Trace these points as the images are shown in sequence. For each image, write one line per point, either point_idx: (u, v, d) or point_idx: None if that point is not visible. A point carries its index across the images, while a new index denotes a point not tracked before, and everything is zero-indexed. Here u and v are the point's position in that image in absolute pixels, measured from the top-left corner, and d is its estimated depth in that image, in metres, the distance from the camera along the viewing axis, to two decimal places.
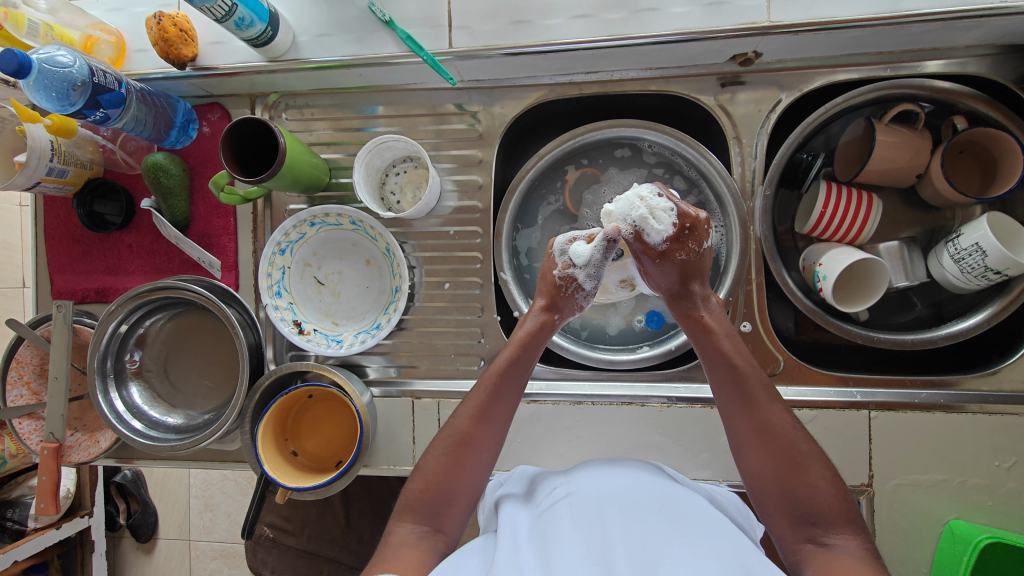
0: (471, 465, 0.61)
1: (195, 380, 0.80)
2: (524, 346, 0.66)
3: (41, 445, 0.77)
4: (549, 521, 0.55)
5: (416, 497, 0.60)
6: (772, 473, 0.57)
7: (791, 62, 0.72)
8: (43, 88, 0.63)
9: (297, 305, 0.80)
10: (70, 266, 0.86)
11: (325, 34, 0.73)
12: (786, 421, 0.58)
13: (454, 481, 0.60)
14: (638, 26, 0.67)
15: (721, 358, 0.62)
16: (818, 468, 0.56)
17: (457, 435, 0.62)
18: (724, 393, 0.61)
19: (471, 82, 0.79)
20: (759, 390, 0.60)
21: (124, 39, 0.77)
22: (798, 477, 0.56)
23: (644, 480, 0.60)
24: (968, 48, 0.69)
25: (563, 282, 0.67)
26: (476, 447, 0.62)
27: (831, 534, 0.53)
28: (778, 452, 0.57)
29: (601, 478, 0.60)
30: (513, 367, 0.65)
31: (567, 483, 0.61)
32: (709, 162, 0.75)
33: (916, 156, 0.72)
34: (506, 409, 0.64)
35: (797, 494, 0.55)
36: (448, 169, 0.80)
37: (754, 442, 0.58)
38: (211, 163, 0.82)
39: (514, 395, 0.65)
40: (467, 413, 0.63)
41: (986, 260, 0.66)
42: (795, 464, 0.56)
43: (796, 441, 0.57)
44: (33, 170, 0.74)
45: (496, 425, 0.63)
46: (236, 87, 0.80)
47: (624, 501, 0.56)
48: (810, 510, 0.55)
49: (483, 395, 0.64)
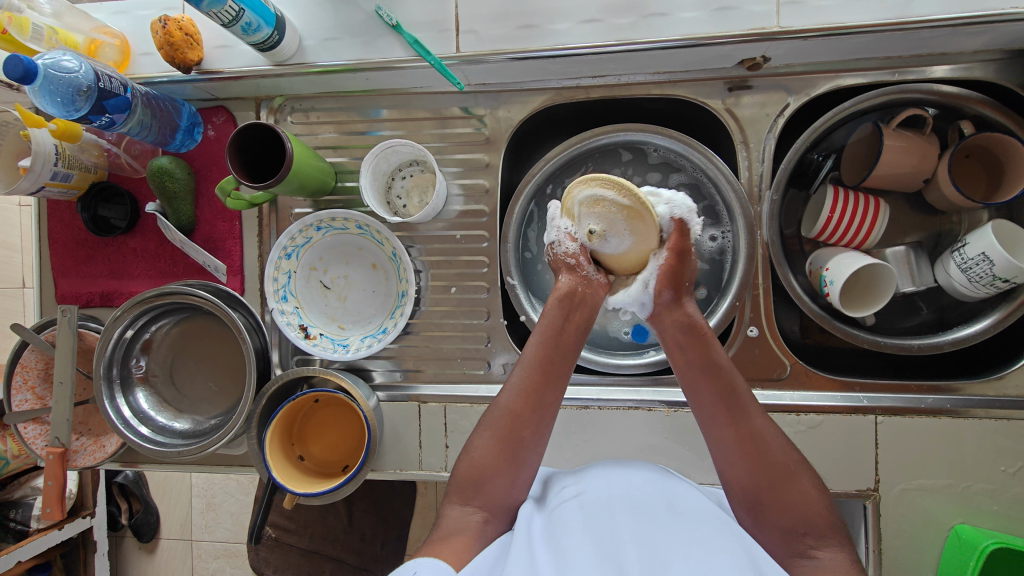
0: (522, 442, 0.60)
1: (201, 384, 0.80)
2: (566, 314, 0.64)
3: (47, 450, 0.78)
4: (560, 521, 0.55)
5: (466, 476, 0.60)
6: (757, 485, 0.56)
7: (799, 66, 0.72)
8: (48, 94, 0.63)
9: (303, 309, 0.80)
10: (74, 270, 0.86)
11: (331, 38, 0.73)
12: (773, 434, 0.57)
13: (509, 458, 0.60)
14: (646, 31, 0.67)
15: (705, 369, 0.60)
16: (806, 480, 0.56)
17: (506, 411, 0.61)
18: (707, 403, 0.59)
19: (477, 86, 0.78)
20: (745, 398, 0.59)
21: (128, 42, 0.77)
22: (793, 492, 0.55)
23: (658, 483, 0.60)
24: (976, 53, 0.69)
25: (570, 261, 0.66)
26: (526, 422, 0.60)
27: (819, 546, 0.52)
28: (762, 463, 0.56)
29: (611, 479, 0.60)
30: (560, 338, 0.63)
31: (577, 484, 0.61)
32: (716, 166, 0.75)
33: (924, 160, 0.72)
34: (558, 381, 0.62)
35: (784, 505, 0.54)
36: (454, 173, 0.80)
37: (740, 450, 0.57)
38: (216, 167, 0.82)
39: (565, 367, 0.63)
40: (515, 389, 0.62)
41: (994, 269, 0.66)
42: (783, 478, 0.55)
43: (781, 451, 0.57)
44: (38, 175, 0.73)
45: (548, 401, 0.61)
46: (242, 90, 0.80)
47: (634, 503, 0.56)
48: (811, 520, 0.54)
49: (528, 370, 0.62)
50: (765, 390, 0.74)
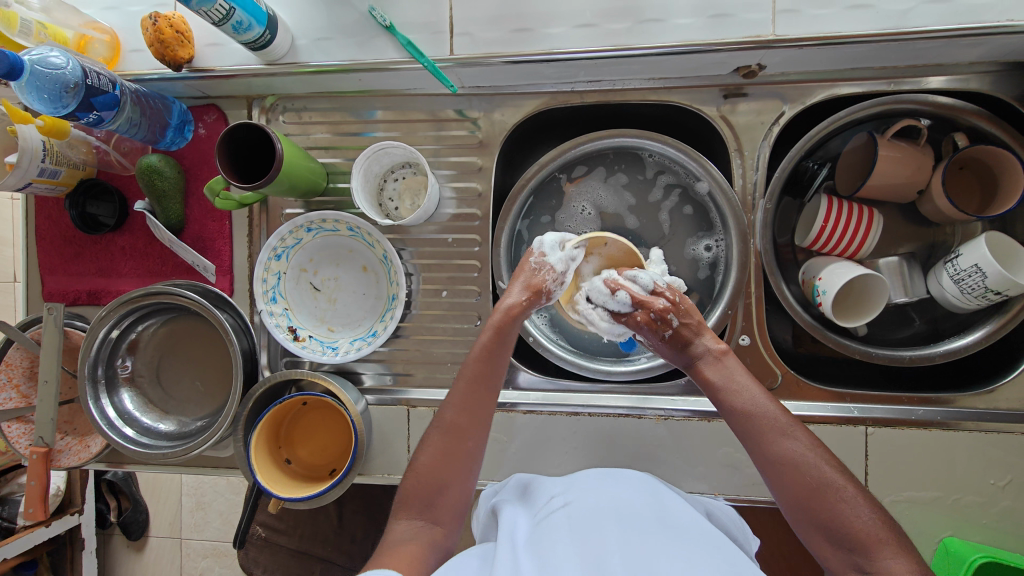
0: (464, 453, 0.60)
1: (188, 385, 0.78)
2: (501, 331, 0.63)
3: (30, 450, 0.77)
4: (545, 529, 0.55)
5: (411, 491, 0.59)
6: (796, 503, 0.54)
7: (795, 75, 0.72)
8: (35, 90, 0.62)
9: (292, 311, 0.79)
10: (61, 267, 0.85)
11: (324, 38, 0.72)
12: (802, 452, 0.54)
13: (451, 474, 0.59)
14: (641, 37, 0.66)
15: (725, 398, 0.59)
16: (847, 494, 0.52)
17: (445, 425, 0.61)
18: (737, 430, 0.58)
19: (471, 89, 0.78)
20: (772, 415, 0.56)
21: (119, 38, 0.75)
22: (827, 505, 0.52)
23: (644, 492, 0.60)
24: (971, 64, 0.69)
25: (540, 266, 0.66)
26: (464, 434, 0.61)
27: (877, 559, 0.49)
28: (797, 482, 0.53)
29: (598, 488, 0.60)
30: (493, 354, 0.63)
31: (564, 492, 0.61)
32: (710, 173, 0.74)
33: (918, 171, 0.72)
34: (489, 394, 0.62)
35: (825, 522, 0.52)
36: (447, 176, 0.80)
37: (773, 473, 0.55)
38: (206, 165, 0.81)
39: (498, 379, 0.63)
40: (451, 402, 0.62)
41: (987, 281, 0.66)
42: (816, 493, 0.52)
43: (814, 466, 0.53)
44: (25, 171, 0.73)
45: (483, 411, 0.62)
46: (233, 89, 0.79)
47: (622, 514, 0.55)
48: (854, 532, 0.51)
49: (463, 383, 0.62)
50: None
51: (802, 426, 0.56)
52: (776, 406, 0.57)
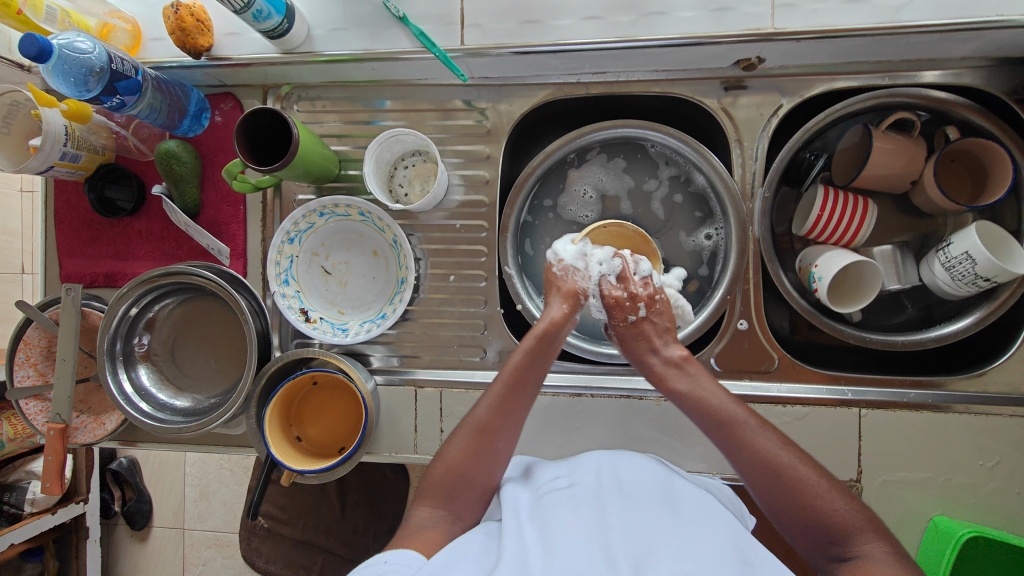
0: (492, 453, 0.62)
1: (202, 364, 0.80)
2: (542, 338, 0.65)
3: (48, 426, 0.80)
4: (548, 507, 0.58)
5: (436, 481, 0.62)
6: (774, 502, 0.57)
7: (793, 68, 0.74)
8: (61, 74, 0.64)
9: (304, 293, 0.81)
10: (78, 250, 0.88)
11: (339, 28, 0.74)
12: (778, 450, 0.57)
13: (477, 472, 0.61)
14: (645, 29, 0.69)
15: (692, 405, 0.62)
16: (824, 488, 0.55)
17: (475, 424, 0.63)
18: (710, 434, 0.61)
19: (480, 80, 0.80)
20: (740, 418, 0.59)
21: (140, 27, 0.78)
22: (803, 499, 0.55)
23: (647, 471, 0.62)
24: (963, 59, 0.71)
25: (561, 272, 0.71)
26: (495, 436, 0.62)
27: (853, 548, 0.53)
28: (774, 482, 0.56)
29: (602, 467, 0.62)
30: (530, 365, 0.64)
31: (568, 472, 0.63)
32: (710, 164, 0.77)
33: (912, 162, 0.74)
34: (527, 397, 0.64)
35: (804, 516, 0.55)
36: (455, 164, 0.82)
37: (751, 476, 0.58)
38: (222, 152, 0.84)
39: (534, 387, 0.65)
40: (485, 404, 0.63)
41: (976, 268, 0.68)
42: (795, 489, 0.56)
43: (788, 465, 0.56)
44: (48, 154, 0.75)
45: (517, 415, 0.63)
46: (249, 77, 0.81)
47: (623, 493, 0.58)
48: (832, 523, 0.54)
49: (501, 387, 0.64)
50: (753, 382, 0.76)
51: (768, 425, 0.59)
52: (745, 410, 0.60)
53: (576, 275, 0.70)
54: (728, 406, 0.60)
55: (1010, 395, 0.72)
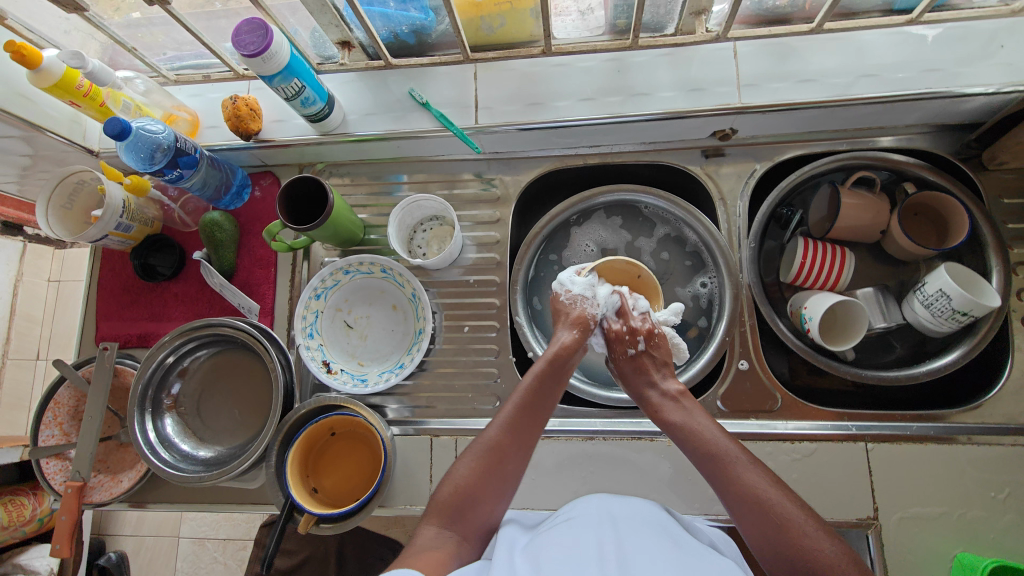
0: (502, 475, 0.64)
1: (225, 415, 0.83)
2: (554, 364, 0.70)
3: (66, 484, 0.81)
4: (543, 536, 0.61)
5: (446, 501, 0.62)
6: (763, 542, 0.56)
7: (763, 138, 0.86)
8: (133, 150, 0.75)
9: (326, 346, 0.86)
10: (116, 313, 0.94)
11: (370, 114, 0.87)
12: (767, 489, 0.58)
13: (485, 492, 0.63)
14: (633, 107, 0.81)
15: (687, 437, 0.65)
16: (810, 529, 0.55)
17: (489, 443, 0.65)
18: (701, 468, 0.63)
19: (490, 155, 0.91)
20: (729, 454, 0.61)
21: (198, 118, 0.90)
22: (792, 538, 0.55)
23: (647, 510, 0.65)
24: (909, 127, 0.83)
25: (570, 300, 0.77)
26: (506, 457, 0.65)
27: None
28: (762, 519, 0.57)
29: (600, 505, 0.66)
30: (538, 392, 0.68)
31: (568, 510, 0.66)
32: (699, 219, 0.86)
33: (878, 215, 0.83)
34: (540, 423, 0.68)
35: (792, 556, 0.54)
36: (468, 227, 0.91)
37: (740, 512, 0.58)
38: (259, 221, 0.93)
39: (545, 414, 0.69)
40: (498, 424, 0.67)
41: (952, 303, 0.74)
42: (785, 527, 0.55)
43: (777, 502, 0.57)
44: (105, 224, 0.84)
45: (526, 439, 0.66)
46: (288, 157, 0.93)
47: (622, 523, 0.61)
48: (815, 563, 0.53)
49: (513, 407, 0.67)
50: (758, 421, 0.78)
51: (762, 466, 0.61)
52: (740, 447, 0.62)
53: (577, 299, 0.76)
54: (720, 442, 0.62)
55: (1008, 425, 0.75)
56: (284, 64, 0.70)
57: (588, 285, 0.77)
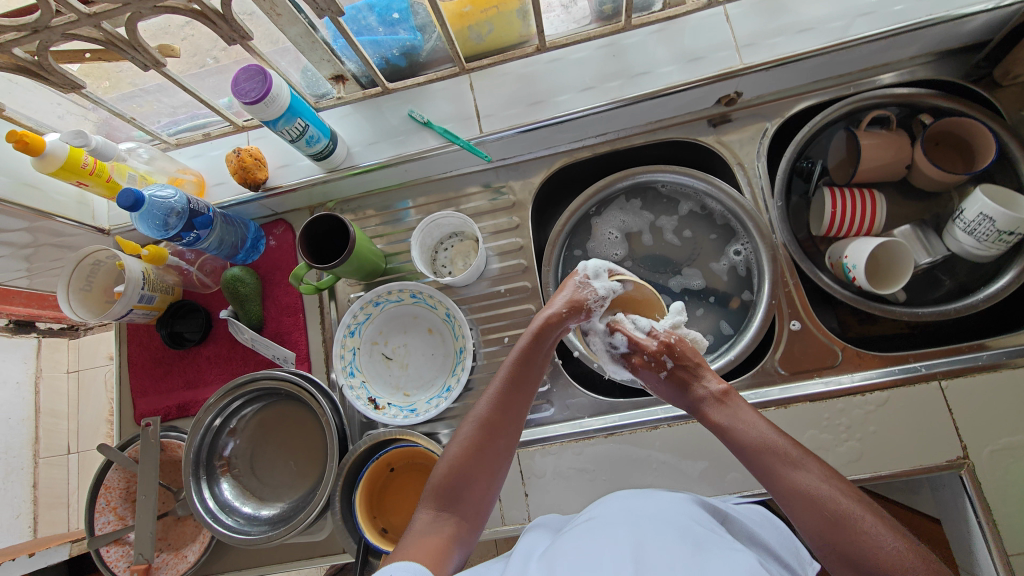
0: (494, 450, 0.65)
1: (281, 469, 0.81)
2: (539, 335, 0.69)
3: (132, 568, 0.79)
4: (561, 541, 0.59)
5: (440, 482, 0.63)
6: (819, 539, 0.54)
7: (768, 96, 0.85)
8: (148, 219, 0.74)
9: (369, 383, 0.85)
10: (151, 387, 0.92)
11: (373, 143, 0.86)
12: (818, 485, 0.55)
13: (478, 470, 0.64)
14: (634, 88, 0.80)
15: (733, 438, 0.61)
16: (865, 522, 0.52)
17: (480, 420, 0.65)
18: (750, 468, 0.60)
19: (498, 162, 0.91)
20: (772, 453, 0.58)
21: (203, 177, 0.89)
22: (847, 535, 0.52)
23: (672, 505, 0.63)
24: (913, 58, 0.82)
25: (580, 289, 0.72)
26: (498, 432, 0.65)
27: None
28: (814, 515, 0.54)
29: (623, 506, 0.63)
30: (527, 364, 0.68)
31: (589, 511, 0.65)
32: (720, 187, 0.84)
33: (900, 151, 0.81)
34: (526, 394, 0.68)
35: (849, 553, 0.51)
36: (489, 237, 0.90)
37: (795, 510, 0.55)
38: (278, 270, 0.92)
39: (533, 384, 0.69)
40: (489, 400, 0.67)
41: (996, 225, 0.72)
42: (837, 523, 0.52)
43: (830, 497, 0.54)
44: (129, 297, 0.83)
45: (517, 413, 0.67)
46: (298, 201, 0.92)
47: (641, 518, 0.59)
48: (874, 561, 0.50)
49: (503, 383, 0.67)
50: (823, 379, 0.76)
51: (812, 459, 0.57)
52: (788, 443, 0.59)
53: (589, 294, 0.71)
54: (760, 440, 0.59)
55: None
56: (287, 105, 0.69)
57: (611, 289, 0.72)
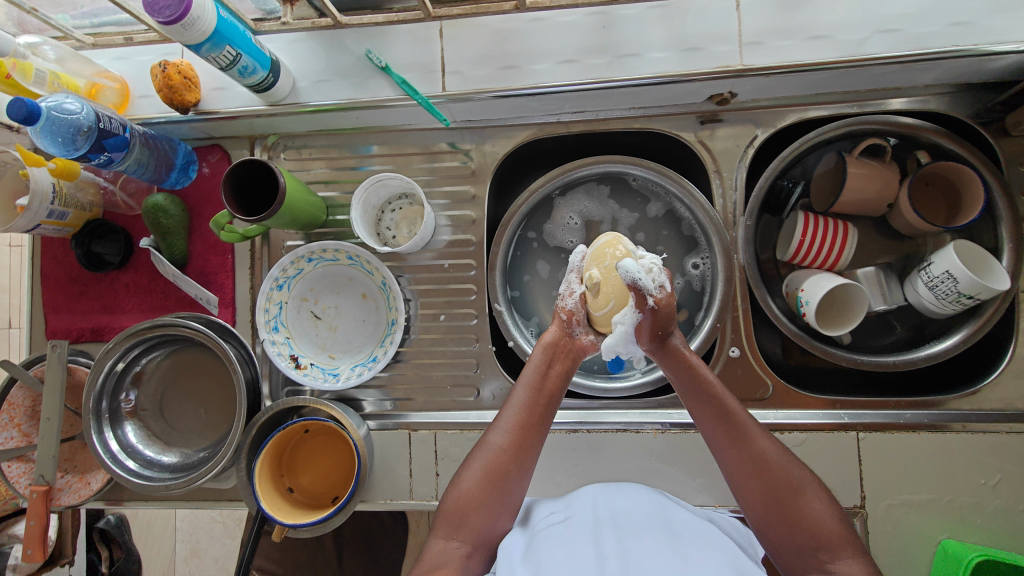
0: (510, 479, 0.60)
1: (190, 415, 0.79)
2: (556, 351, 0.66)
3: (30, 489, 0.77)
4: (544, 537, 0.59)
5: (453, 510, 0.59)
6: (760, 501, 0.58)
7: (764, 101, 0.77)
8: (49, 134, 0.65)
9: (294, 340, 0.81)
10: (65, 306, 0.87)
11: (324, 80, 0.76)
12: (774, 453, 0.59)
13: (494, 498, 0.59)
14: (621, 70, 0.71)
15: (704, 395, 0.61)
16: (812, 493, 0.58)
17: (496, 450, 0.61)
18: (709, 429, 0.62)
19: (463, 123, 0.82)
20: (747, 424, 0.60)
21: (128, 85, 0.80)
22: (794, 505, 0.57)
23: (643, 501, 0.64)
24: (927, 86, 0.74)
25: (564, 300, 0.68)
26: (513, 459, 0.60)
27: (837, 559, 0.55)
28: (765, 481, 0.58)
29: (598, 500, 0.64)
30: (544, 389, 0.63)
31: (564, 508, 0.64)
32: (691, 194, 0.78)
33: (886, 186, 0.76)
34: (546, 417, 0.63)
35: (791, 518, 0.57)
36: (442, 205, 0.83)
37: (742, 474, 0.59)
38: (210, 203, 0.84)
39: (554, 408, 0.64)
40: (505, 427, 0.62)
41: (958, 286, 0.69)
42: (787, 494, 0.58)
43: (783, 467, 0.59)
44: (34, 213, 0.75)
45: (537, 439, 0.62)
46: (237, 129, 0.83)
47: (619, 520, 0.59)
48: (816, 533, 0.56)
49: (518, 410, 0.62)
50: (749, 410, 0.76)
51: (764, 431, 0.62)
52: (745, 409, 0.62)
53: (566, 297, 0.67)
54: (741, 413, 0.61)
55: (1005, 411, 0.73)
56: (210, 30, 0.60)
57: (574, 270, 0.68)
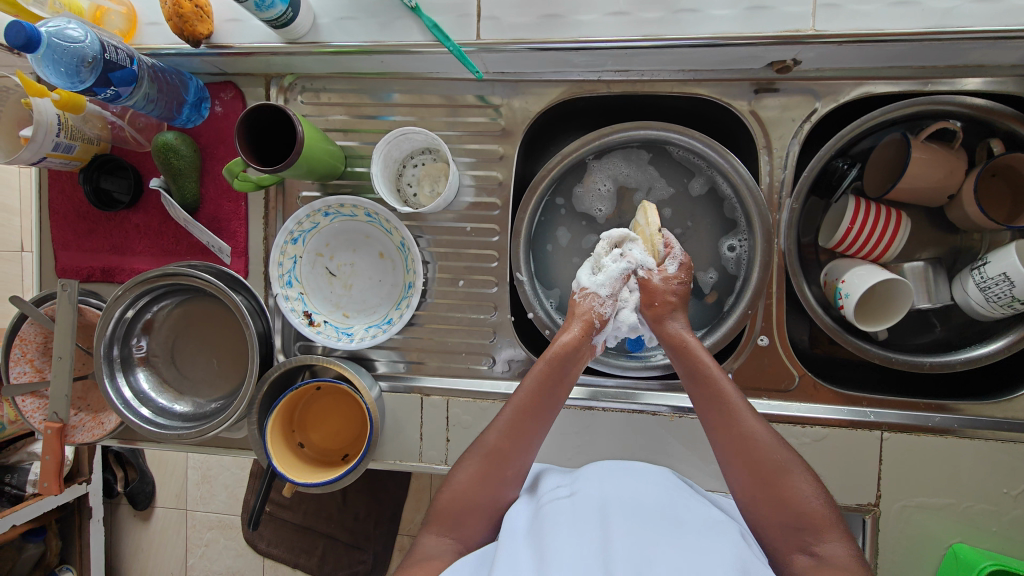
0: (503, 479, 0.59)
1: (202, 364, 0.78)
2: (555, 362, 0.62)
3: (45, 425, 0.77)
4: (548, 515, 0.54)
5: (447, 507, 0.59)
6: (745, 478, 0.56)
7: (828, 71, 0.70)
8: (51, 63, 0.60)
9: (307, 295, 0.78)
10: (74, 243, 0.85)
11: (347, 17, 0.70)
12: (762, 432, 0.57)
13: (487, 496, 0.58)
14: (675, 28, 0.64)
15: (692, 376, 0.61)
16: (800, 475, 0.55)
17: (486, 449, 0.60)
18: (699, 407, 0.60)
19: (495, 75, 0.76)
20: (735, 401, 0.58)
21: (136, 11, 0.73)
22: (781, 484, 0.54)
23: (655, 483, 0.59)
24: (1013, 66, 0.67)
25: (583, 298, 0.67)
26: (505, 460, 0.59)
27: (821, 543, 0.52)
28: (750, 457, 0.56)
29: (605, 481, 0.59)
30: (541, 396, 0.61)
31: (570, 482, 0.60)
32: (737, 170, 0.72)
33: (950, 175, 0.70)
34: (540, 427, 0.61)
35: (775, 496, 0.54)
36: (467, 163, 0.78)
37: (729, 452, 0.57)
38: (222, 144, 0.80)
39: (551, 413, 0.62)
40: (499, 426, 0.61)
41: (1013, 290, 0.64)
42: (773, 472, 0.55)
43: (769, 444, 0.56)
44: (39, 145, 0.71)
45: (530, 442, 0.60)
46: (251, 66, 0.77)
47: (627, 504, 0.54)
48: (802, 514, 0.53)
49: (514, 410, 0.61)
50: (770, 400, 0.74)
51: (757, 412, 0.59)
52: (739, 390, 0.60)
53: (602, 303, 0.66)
54: (731, 390, 0.59)
55: None
56: None
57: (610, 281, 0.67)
